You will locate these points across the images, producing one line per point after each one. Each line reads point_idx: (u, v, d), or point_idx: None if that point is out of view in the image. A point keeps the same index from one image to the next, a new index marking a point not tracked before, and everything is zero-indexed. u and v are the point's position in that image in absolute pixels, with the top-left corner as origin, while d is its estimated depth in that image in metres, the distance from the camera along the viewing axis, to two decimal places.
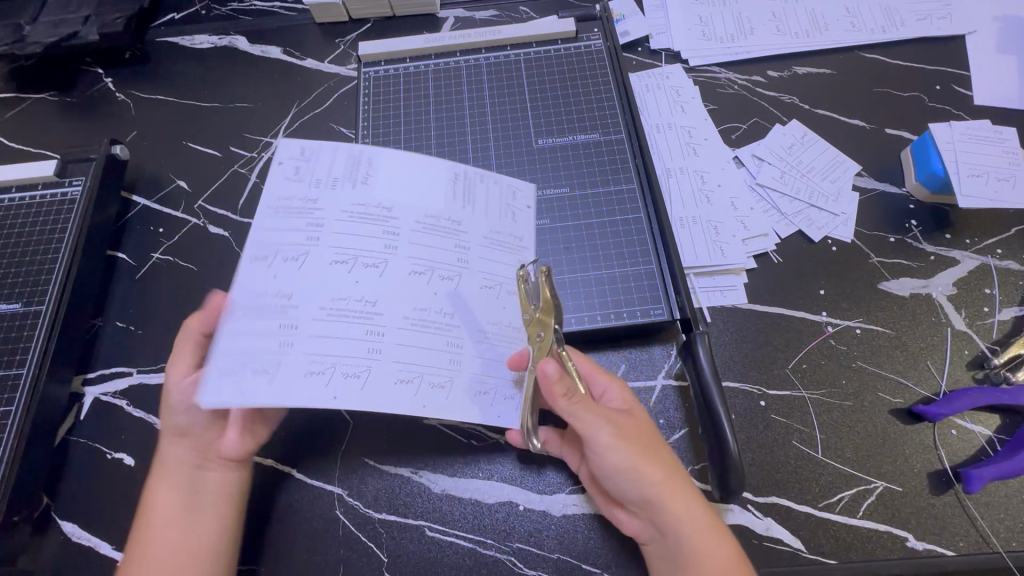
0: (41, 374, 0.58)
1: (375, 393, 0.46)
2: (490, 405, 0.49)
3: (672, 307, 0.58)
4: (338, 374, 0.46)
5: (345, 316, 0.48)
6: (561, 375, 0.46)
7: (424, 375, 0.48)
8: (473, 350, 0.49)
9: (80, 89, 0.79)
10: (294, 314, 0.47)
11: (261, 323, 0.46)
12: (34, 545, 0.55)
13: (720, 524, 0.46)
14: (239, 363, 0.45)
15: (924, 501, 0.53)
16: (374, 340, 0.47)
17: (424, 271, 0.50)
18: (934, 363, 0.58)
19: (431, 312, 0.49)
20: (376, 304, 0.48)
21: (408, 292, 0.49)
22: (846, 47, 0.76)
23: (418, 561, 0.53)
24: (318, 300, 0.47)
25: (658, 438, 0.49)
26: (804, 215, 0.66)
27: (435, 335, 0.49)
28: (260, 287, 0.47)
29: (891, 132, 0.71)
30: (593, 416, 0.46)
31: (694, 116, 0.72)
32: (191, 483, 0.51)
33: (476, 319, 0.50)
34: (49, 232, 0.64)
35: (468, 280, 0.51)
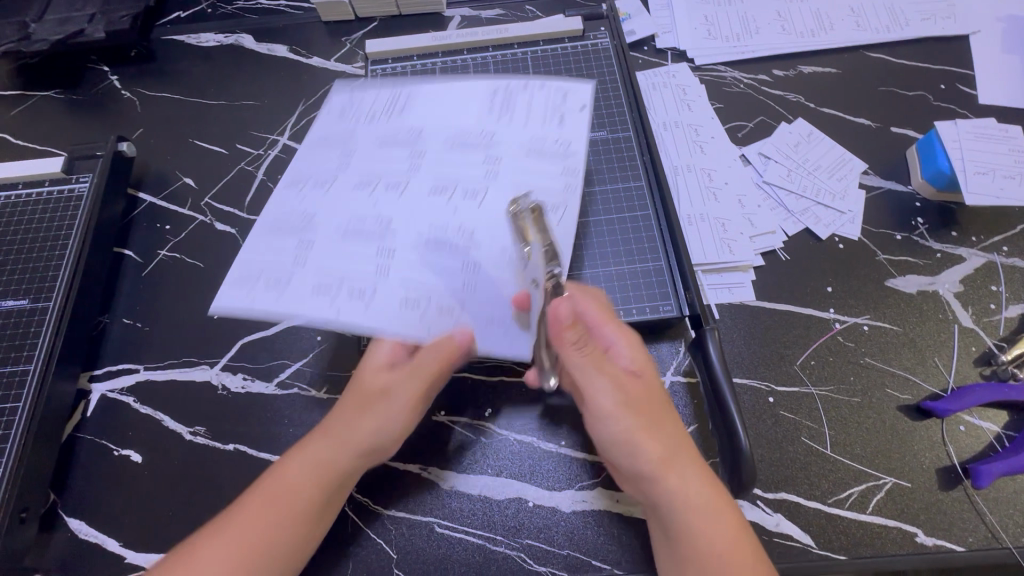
0: (48, 370, 0.58)
1: (380, 311, 0.45)
2: (503, 330, 0.48)
3: (681, 304, 0.58)
4: (344, 290, 0.46)
5: (361, 236, 0.48)
6: (571, 323, 0.47)
7: (432, 298, 0.47)
8: (488, 272, 0.49)
9: (85, 87, 0.78)
10: (313, 236, 0.48)
11: (284, 241, 0.48)
12: (41, 541, 0.55)
13: (721, 498, 0.44)
14: (257, 274, 0.46)
15: (933, 497, 0.53)
16: (384, 260, 0.47)
17: (444, 191, 0.51)
18: (941, 360, 0.59)
19: (446, 232, 0.49)
20: (390, 223, 0.49)
21: (426, 212, 0.50)
22: (851, 47, 0.76)
23: (428, 557, 0.53)
24: (337, 224, 0.49)
25: (661, 405, 0.47)
26: (811, 213, 0.66)
27: (448, 255, 0.48)
28: (289, 210, 0.50)
29: (897, 130, 0.71)
30: (589, 377, 0.46)
31: (700, 114, 0.72)
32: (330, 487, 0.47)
33: (496, 238, 0.50)
34: (56, 227, 0.64)
35: (493, 196, 0.51)
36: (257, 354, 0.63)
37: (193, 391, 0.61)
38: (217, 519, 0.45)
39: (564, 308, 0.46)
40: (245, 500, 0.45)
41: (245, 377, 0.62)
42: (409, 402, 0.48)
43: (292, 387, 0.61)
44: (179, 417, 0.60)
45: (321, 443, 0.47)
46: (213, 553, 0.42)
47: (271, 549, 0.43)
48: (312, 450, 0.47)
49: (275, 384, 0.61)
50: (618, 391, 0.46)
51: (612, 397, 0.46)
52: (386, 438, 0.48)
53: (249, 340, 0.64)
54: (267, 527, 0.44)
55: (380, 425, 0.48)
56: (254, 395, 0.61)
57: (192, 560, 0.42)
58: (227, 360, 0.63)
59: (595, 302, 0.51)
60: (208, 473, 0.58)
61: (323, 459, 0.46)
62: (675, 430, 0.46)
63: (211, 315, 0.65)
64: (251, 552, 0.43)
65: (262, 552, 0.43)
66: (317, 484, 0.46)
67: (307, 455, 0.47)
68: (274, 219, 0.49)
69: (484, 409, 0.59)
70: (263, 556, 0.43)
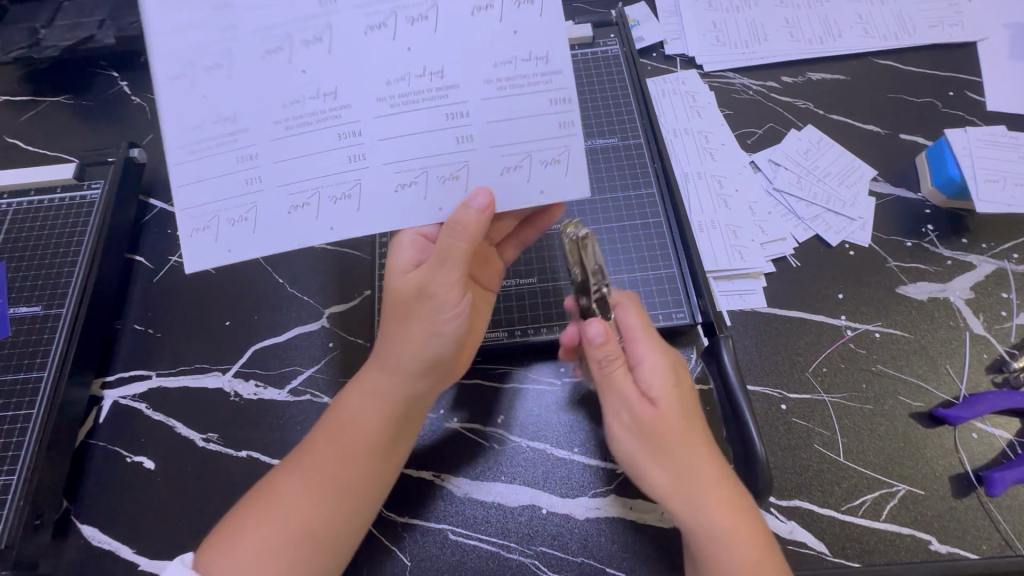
0: (62, 377, 0.58)
1: (377, 200, 0.45)
2: (515, 178, 0.46)
3: (694, 311, 0.58)
4: (324, 200, 0.45)
5: (309, 121, 0.44)
6: (603, 342, 0.48)
7: (427, 171, 0.45)
8: (480, 111, 0.45)
9: (95, 93, 0.79)
10: (250, 144, 0.44)
11: (223, 164, 0.44)
12: (55, 549, 0.55)
13: (738, 525, 0.43)
14: (212, 218, 0.44)
15: (947, 504, 0.53)
16: (352, 143, 0.44)
17: (385, 24, 0.43)
18: (953, 367, 0.59)
19: (411, 82, 0.44)
20: (338, 96, 0.44)
21: (375, 61, 0.43)
22: (859, 54, 0.77)
23: (442, 565, 0.53)
24: (271, 113, 0.43)
25: (680, 432, 0.45)
26: (821, 220, 0.66)
27: (426, 109, 0.44)
28: (198, 115, 0.43)
29: (906, 137, 0.71)
30: (612, 397, 0.48)
31: (710, 121, 0.72)
32: (376, 412, 0.48)
33: (475, 70, 0.44)
34: (68, 233, 0.64)
35: (450, 13, 0.44)
36: (269, 360, 0.63)
37: (206, 397, 0.61)
38: (291, 459, 0.49)
39: (597, 327, 0.48)
40: (313, 438, 0.49)
41: (257, 383, 0.62)
42: (449, 298, 0.47)
43: (304, 394, 0.61)
44: (192, 423, 0.60)
45: (372, 374, 0.49)
46: (292, 486, 0.46)
47: (342, 479, 0.47)
48: (366, 383, 0.49)
49: (288, 391, 0.61)
50: (632, 418, 0.46)
51: (627, 425, 0.47)
52: (438, 349, 0.48)
53: (261, 346, 0.64)
54: (334, 457, 0.47)
55: (427, 333, 0.48)
56: (266, 401, 0.61)
57: (274, 495, 0.46)
58: (239, 366, 0.63)
59: (632, 314, 0.50)
60: (222, 480, 0.58)
61: (376, 388, 0.49)
62: (687, 456, 0.44)
63: (222, 321, 0.65)
64: (325, 484, 0.47)
65: (335, 483, 0.47)
66: (374, 414, 0.48)
67: (362, 388, 0.49)
68: (182, 140, 0.43)
69: (497, 416, 0.59)
70: (336, 485, 0.47)
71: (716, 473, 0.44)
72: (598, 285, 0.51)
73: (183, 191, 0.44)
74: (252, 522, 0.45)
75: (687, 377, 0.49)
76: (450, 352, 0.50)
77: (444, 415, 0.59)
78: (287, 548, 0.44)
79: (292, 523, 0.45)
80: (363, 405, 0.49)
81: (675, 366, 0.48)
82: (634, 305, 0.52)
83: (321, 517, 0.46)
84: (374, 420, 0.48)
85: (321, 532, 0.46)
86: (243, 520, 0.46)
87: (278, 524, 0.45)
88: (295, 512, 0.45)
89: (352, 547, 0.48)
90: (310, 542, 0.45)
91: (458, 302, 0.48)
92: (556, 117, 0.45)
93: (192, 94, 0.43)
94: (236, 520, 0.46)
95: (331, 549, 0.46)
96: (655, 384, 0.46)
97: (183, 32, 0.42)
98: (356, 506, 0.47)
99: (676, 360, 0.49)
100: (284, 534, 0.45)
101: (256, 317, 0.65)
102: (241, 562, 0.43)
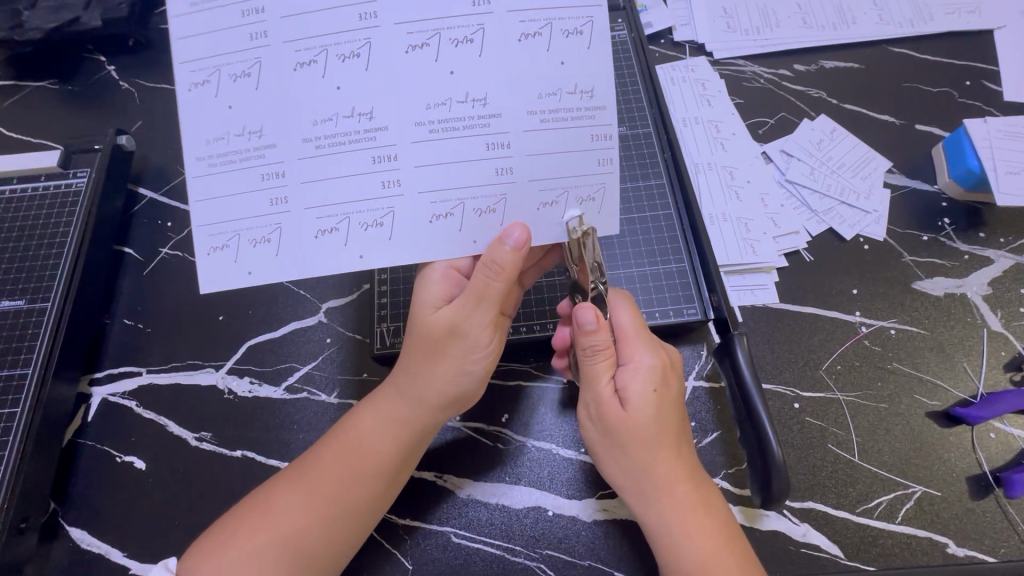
0: (47, 374, 0.55)
1: (406, 231, 0.42)
2: (550, 214, 0.44)
3: (706, 307, 0.57)
4: (353, 227, 0.42)
5: (342, 141, 0.41)
6: (596, 328, 0.45)
7: (464, 203, 0.42)
8: (522, 144, 0.42)
9: (81, 78, 0.75)
10: (277, 161, 0.41)
11: (248, 180, 0.41)
12: (42, 552, 0.53)
13: (690, 525, 0.43)
14: (231, 236, 0.42)
15: (965, 506, 0.52)
16: (386, 167, 0.41)
17: (426, 43, 0.40)
18: (970, 365, 0.57)
19: (451, 108, 0.41)
20: (372, 116, 0.41)
21: (414, 81, 0.40)
22: (873, 42, 0.74)
23: (445, 568, 0.51)
24: (301, 130, 0.41)
25: (646, 436, 0.44)
26: (835, 212, 0.64)
27: (465, 137, 0.41)
28: (223, 127, 0.41)
29: (922, 128, 0.69)
30: (586, 390, 0.47)
31: (720, 110, 0.70)
32: (385, 436, 0.48)
33: (519, 98, 0.41)
34: (53, 224, 0.61)
35: (495, 32, 0.40)
36: (264, 357, 0.61)
37: (199, 395, 0.59)
38: (293, 470, 0.48)
39: (589, 314, 0.45)
40: (320, 453, 0.48)
41: (252, 380, 0.60)
42: (480, 339, 0.46)
43: (301, 391, 0.59)
44: (185, 422, 0.58)
45: (392, 398, 0.48)
46: (291, 499, 0.46)
47: (347, 498, 0.46)
48: (383, 406, 0.48)
49: (283, 388, 0.59)
50: (600, 417, 0.46)
51: (594, 421, 0.46)
52: (463, 386, 0.48)
53: (255, 342, 0.61)
54: (341, 477, 0.46)
55: (453, 371, 0.47)
56: (261, 399, 0.59)
57: (272, 505, 0.45)
58: (233, 362, 0.60)
59: (627, 316, 0.48)
60: (216, 481, 0.56)
61: (394, 414, 0.48)
62: (653, 461, 0.44)
63: (215, 315, 0.63)
64: (328, 501, 0.46)
65: (338, 502, 0.46)
66: (389, 439, 0.47)
67: (378, 410, 0.48)
68: (203, 151, 0.41)
69: (501, 415, 0.57)
70: (338, 505, 0.46)
71: (675, 475, 0.44)
72: (598, 282, 0.48)
73: (202, 207, 0.42)
74: (245, 529, 0.44)
75: (672, 381, 0.47)
76: (475, 389, 0.49)
77: None
78: (278, 562, 0.43)
79: (287, 536, 0.44)
80: (372, 426, 0.48)
81: (663, 369, 0.46)
82: (626, 304, 0.49)
83: (318, 533, 0.45)
84: (382, 443, 0.47)
85: (313, 545, 0.45)
86: (233, 524, 0.45)
87: (273, 537, 0.44)
88: (291, 526, 0.44)
89: (343, 564, 0.47)
90: (303, 556, 0.44)
91: (488, 339, 0.47)
92: (598, 153, 0.43)
93: (220, 106, 0.41)
94: (225, 524, 0.46)
95: (324, 567, 0.45)
96: (632, 388, 0.45)
97: (213, 38, 0.40)
98: (355, 528, 0.46)
99: (665, 362, 0.46)
100: (276, 546, 0.44)
101: (250, 312, 0.63)
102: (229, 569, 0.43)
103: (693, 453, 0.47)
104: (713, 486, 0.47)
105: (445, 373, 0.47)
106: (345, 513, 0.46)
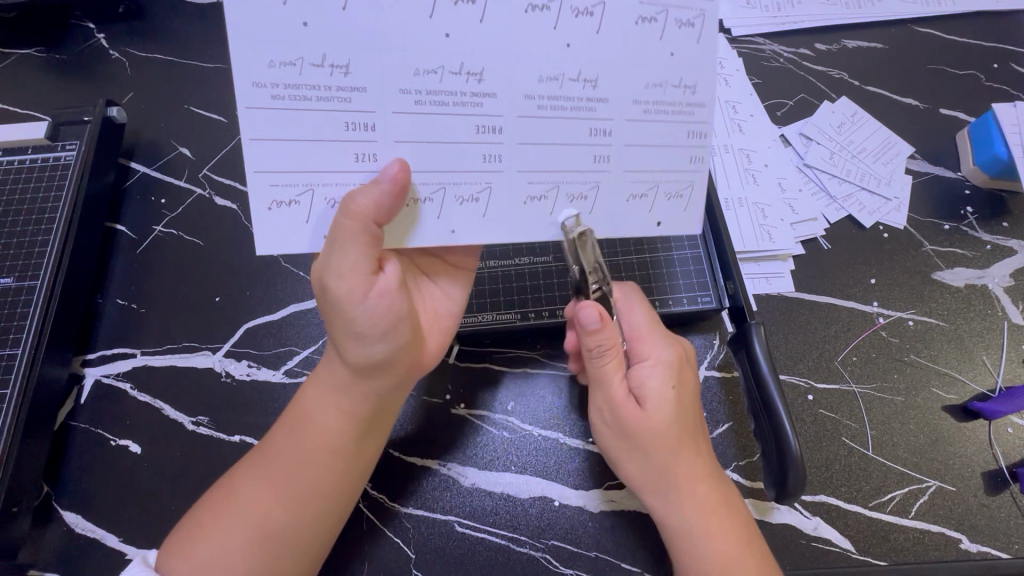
0: (38, 355, 0.53)
1: (501, 209, 0.39)
2: (639, 209, 0.41)
3: (721, 296, 0.54)
4: (448, 199, 0.38)
5: (446, 102, 0.37)
6: (601, 326, 0.42)
7: (559, 187, 0.40)
8: (623, 133, 0.39)
9: (71, 47, 0.70)
10: (367, 111, 0.36)
11: (325, 129, 0.36)
12: (36, 536, 0.52)
13: (709, 522, 0.42)
14: (305, 190, 0.37)
15: (980, 501, 0.51)
16: (491, 140, 0.38)
17: (548, 4, 0.37)
18: (989, 357, 0.56)
19: (563, 82, 0.38)
20: (483, 79, 0.37)
21: (524, 47, 0.37)
22: (899, 20, 0.71)
23: (448, 557, 0.50)
24: (399, 79, 0.36)
25: (666, 435, 0.42)
26: (854, 199, 0.62)
27: (567, 119, 0.38)
28: (299, 49, 0.34)
29: (946, 112, 0.67)
30: (597, 392, 0.45)
31: (737, 90, 0.67)
32: (333, 409, 0.45)
33: (627, 85, 0.38)
34: (42, 199, 0.58)
35: (617, 14, 0.37)
36: (262, 340, 0.59)
37: (196, 378, 0.57)
38: (256, 452, 0.46)
39: (592, 312, 0.42)
40: (275, 433, 0.47)
41: (250, 364, 0.58)
42: (349, 292, 0.37)
43: (301, 375, 0.57)
44: (181, 406, 0.56)
45: (327, 369, 0.45)
46: (252, 480, 0.44)
47: (305, 479, 0.44)
48: (322, 379, 0.45)
49: (283, 372, 0.57)
50: (615, 417, 0.44)
51: (613, 426, 0.44)
52: (369, 353, 0.40)
53: (254, 325, 0.59)
54: (294, 456, 0.44)
55: (354, 339, 0.40)
56: (260, 383, 0.57)
57: (236, 491, 0.44)
58: (230, 345, 0.58)
59: (638, 313, 0.47)
60: (212, 466, 0.54)
61: (332, 386, 0.45)
62: (671, 459, 0.43)
63: (210, 296, 0.60)
64: (287, 483, 0.44)
65: (294, 481, 0.44)
66: (335, 416, 0.45)
67: (320, 383, 0.46)
68: (266, 77, 0.35)
69: (507, 403, 0.55)
70: (297, 486, 0.44)
71: (695, 473, 0.43)
72: (599, 281, 0.45)
73: (259, 146, 0.35)
74: (213, 517, 0.43)
75: (689, 375, 0.45)
76: (388, 355, 0.41)
77: (450, 401, 0.55)
78: (248, 550, 0.42)
79: (253, 523, 0.43)
80: (319, 403, 0.45)
81: (678, 364, 0.45)
82: (638, 302, 0.48)
83: (283, 518, 0.43)
84: (332, 417, 0.45)
85: (280, 529, 0.43)
86: (202, 512, 0.44)
87: (239, 522, 0.43)
88: (254, 509, 0.43)
89: (324, 547, 0.46)
90: (272, 540, 0.43)
91: (374, 294, 0.38)
92: (690, 151, 0.41)
93: (292, 20, 0.34)
94: (195, 515, 0.44)
95: (301, 552, 0.44)
96: (649, 385, 0.43)
97: None
98: (322, 509, 0.45)
99: (681, 356, 0.45)
100: (243, 534, 0.42)
101: (247, 292, 0.60)
102: (201, 558, 0.42)
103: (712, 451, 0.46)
104: (729, 484, 0.46)
105: (376, 334, 0.39)
106: (303, 492, 0.44)
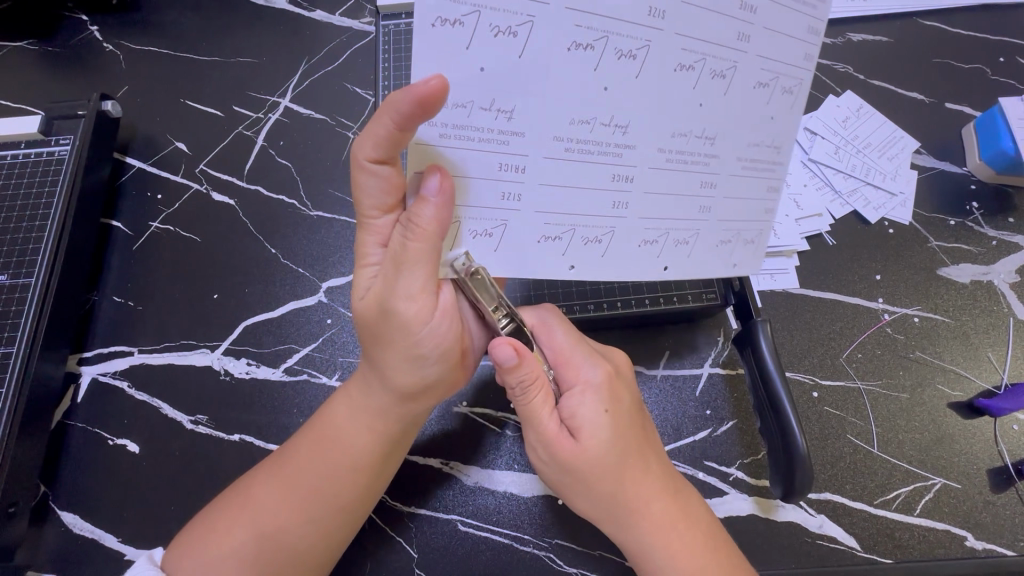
0: (33, 354, 0.52)
1: (619, 255, 0.39)
2: (725, 253, 0.41)
3: (726, 291, 0.53)
4: (577, 240, 0.38)
5: (591, 147, 0.35)
6: (516, 363, 0.39)
7: (669, 232, 0.39)
8: (723, 187, 0.39)
9: (62, 39, 0.68)
10: (521, 154, 0.34)
11: (483, 166, 0.34)
12: (34, 537, 0.51)
13: (672, 542, 0.42)
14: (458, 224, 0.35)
15: (987, 499, 0.51)
16: (622, 189, 0.36)
17: (693, 66, 0.34)
18: (995, 354, 0.56)
19: (689, 140, 0.36)
20: (627, 130, 0.35)
21: (664, 104, 0.35)
22: (906, 13, 0.70)
23: (451, 556, 0.50)
24: (555, 127, 0.34)
25: (606, 462, 0.41)
26: (859, 194, 0.61)
27: (685, 172, 0.37)
28: (470, 92, 0.31)
29: (952, 106, 0.66)
30: (529, 429, 0.43)
31: None
32: (365, 428, 0.44)
33: (737, 140, 0.38)
34: (36, 195, 0.57)
35: (743, 76, 0.36)
36: (262, 338, 0.58)
37: (195, 377, 0.56)
38: (274, 459, 0.45)
39: (505, 350, 0.38)
40: (295, 442, 0.46)
41: (249, 362, 0.57)
42: (418, 313, 0.38)
43: (301, 373, 0.57)
44: (180, 405, 0.55)
45: (366, 387, 0.44)
46: (271, 490, 0.43)
47: (325, 492, 0.43)
48: (359, 395, 0.44)
49: (283, 370, 0.57)
50: (551, 452, 0.42)
51: (549, 460, 0.43)
52: (422, 374, 0.42)
53: (253, 323, 0.58)
54: (319, 472, 0.44)
55: (408, 360, 0.40)
56: (260, 382, 0.56)
57: (252, 498, 0.43)
58: (229, 343, 0.58)
59: (559, 337, 0.45)
60: (212, 465, 0.53)
61: (370, 405, 0.44)
62: (619, 486, 0.41)
63: (208, 294, 0.59)
64: (306, 497, 0.43)
65: (315, 495, 0.43)
66: (368, 436, 0.44)
67: (354, 400, 0.45)
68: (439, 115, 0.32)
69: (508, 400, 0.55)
70: (316, 499, 0.43)
71: (649, 493, 0.42)
72: (508, 313, 0.41)
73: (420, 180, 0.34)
74: (224, 522, 0.42)
75: (622, 393, 0.44)
76: (438, 377, 0.43)
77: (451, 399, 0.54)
78: (257, 557, 0.42)
79: (267, 531, 0.42)
80: (348, 421, 0.44)
81: (609, 384, 0.43)
82: (559, 323, 0.46)
83: (297, 529, 0.43)
84: (359, 436, 0.44)
85: (290, 542, 0.43)
86: (213, 512, 0.44)
87: (252, 532, 0.42)
88: (269, 519, 0.43)
89: (335, 555, 0.45)
90: (285, 552, 0.42)
91: (437, 314, 0.39)
92: (768, 203, 0.41)
93: (470, 66, 0.31)
94: (207, 516, 0.44)
95: (315, 562, 0.44)
96: (581, 415, 0.42)
97: None
98: (339, 523, 0.44)
99: (610, 373, 0.44)
100: (255, 544, 0.42)
101: (246, 290, 0.60)
102: (208, 560, 0.41)
103: (664, 461, 0.45)
104: (690, 489, 0.45)
105: (430, 360, 0.41)
106: (320, 508, 0.43)
